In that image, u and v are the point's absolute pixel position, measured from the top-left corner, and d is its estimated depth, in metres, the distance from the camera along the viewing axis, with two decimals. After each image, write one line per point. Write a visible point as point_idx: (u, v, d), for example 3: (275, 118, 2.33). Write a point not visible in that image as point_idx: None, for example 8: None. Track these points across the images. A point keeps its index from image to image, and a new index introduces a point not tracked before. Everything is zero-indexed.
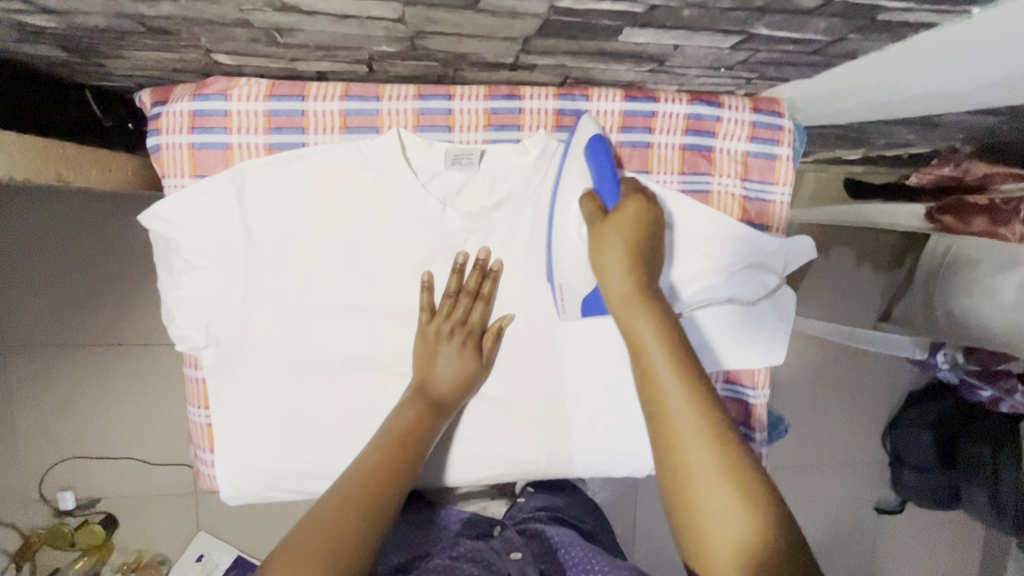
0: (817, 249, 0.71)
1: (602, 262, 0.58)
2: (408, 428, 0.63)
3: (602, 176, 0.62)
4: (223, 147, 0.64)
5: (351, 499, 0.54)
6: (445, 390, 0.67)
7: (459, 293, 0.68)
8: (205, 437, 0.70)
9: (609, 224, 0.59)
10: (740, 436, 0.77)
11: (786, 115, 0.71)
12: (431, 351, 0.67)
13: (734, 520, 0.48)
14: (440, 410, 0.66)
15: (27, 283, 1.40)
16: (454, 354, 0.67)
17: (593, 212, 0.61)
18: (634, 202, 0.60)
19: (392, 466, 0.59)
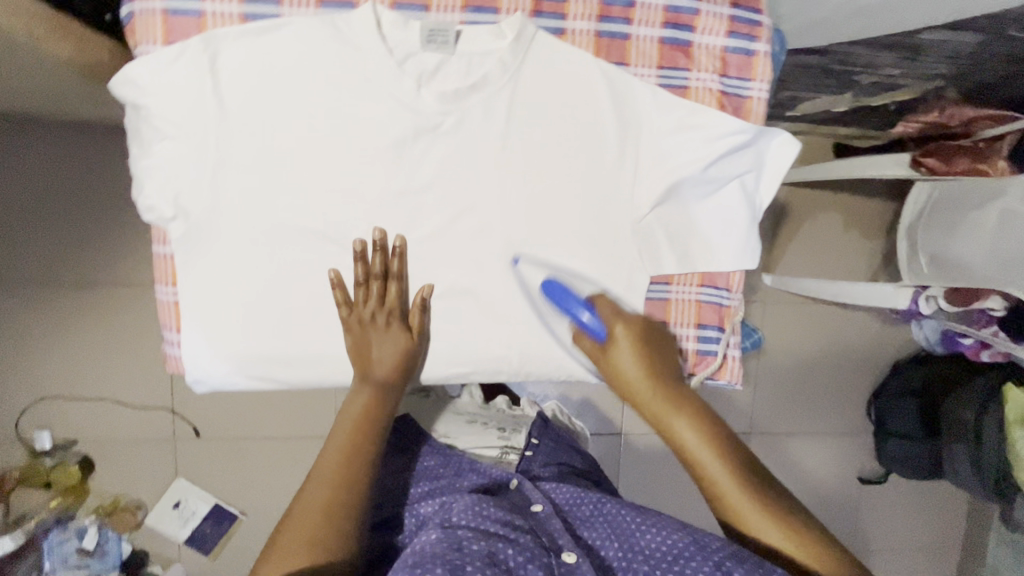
0: (799, 141, 0.72)
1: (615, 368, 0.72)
2: (361, 413, 0.72)
3: (579, 314, 0.71)
4: (196, 15, 0.63)
5: (320, 498, 0.67)
6: (385, 369, 0.72)
7: (369, 279, 0.69)
8: (173, 315, 0.69)
9: (610, 355, 0.72)
10: (716, 340, 0.77)
11: (765, 13, 0.71)
12: (363, 350, 0.71)
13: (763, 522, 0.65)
14: (385, 387, 0.73)
15: (9, 215, 1.39)
16: (386, 339, 0.71)
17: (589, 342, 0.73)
18: (620, 328, 0.71)
19: (348, 460, 0.70)
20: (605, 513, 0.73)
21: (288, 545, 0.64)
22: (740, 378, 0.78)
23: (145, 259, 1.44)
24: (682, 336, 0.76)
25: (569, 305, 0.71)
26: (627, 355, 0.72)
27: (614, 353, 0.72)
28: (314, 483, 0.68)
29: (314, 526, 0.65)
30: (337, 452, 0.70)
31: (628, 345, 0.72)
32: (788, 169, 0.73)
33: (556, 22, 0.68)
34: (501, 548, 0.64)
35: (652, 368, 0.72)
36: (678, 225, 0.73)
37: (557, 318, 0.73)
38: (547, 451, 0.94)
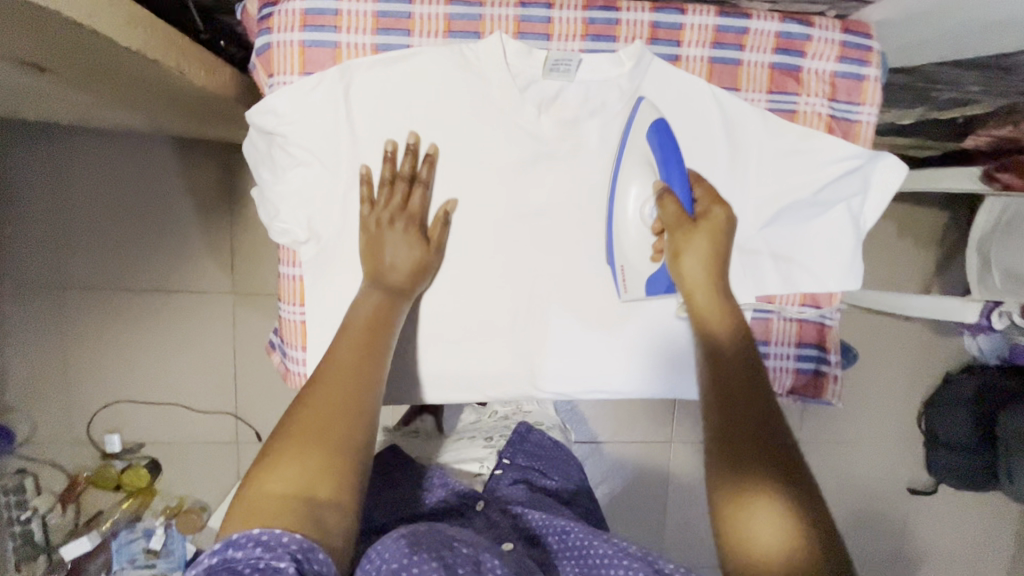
0: (906, 166, 0.72)
1: (684, 247, 0.66)
2: (367, 319, 0.65)
3: (672, 173, 0.68)
4: (333, 46, 0.66)
5: (320, 402, 0.58)
6: (399, 276, 0.68)
7: (395, 180, 0.68)
8: (298, 334, 0.74)
9: (694, 231, 0.67)
10: (815, 360, 0.78)
11: (876, 37, 0.72)
12: (381, 238, 0.68)
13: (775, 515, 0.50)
14: (397, 295, 0.68)
15: (84, 224, 1.43)
16: (398, 241, 0.68)
17: (676, 212, 0.67)
18: (717, 210, 0.68)
19: (362, 351, 0.62)
20: (573, 546, 0.67)
21: (291, 456, 0.54)
22: (841, 397, 0.79)
23: (212, 267, 1.48)
24: (783, 354, 0.78)
25: (674, 169, 0.68)
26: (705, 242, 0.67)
27: (681, 233, 0.67)
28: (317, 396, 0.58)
29: (326, 431, 0.56)
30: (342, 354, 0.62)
31: (709, 238, 0.67)
32: (896, 191, 0.73)
33: (671, 49, 0.70)
34: (487, 558, 0.56)
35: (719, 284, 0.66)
36: (781, 247, 0.75)
37: (646, 172, 0.69)
38: (517, 468, 0.89)
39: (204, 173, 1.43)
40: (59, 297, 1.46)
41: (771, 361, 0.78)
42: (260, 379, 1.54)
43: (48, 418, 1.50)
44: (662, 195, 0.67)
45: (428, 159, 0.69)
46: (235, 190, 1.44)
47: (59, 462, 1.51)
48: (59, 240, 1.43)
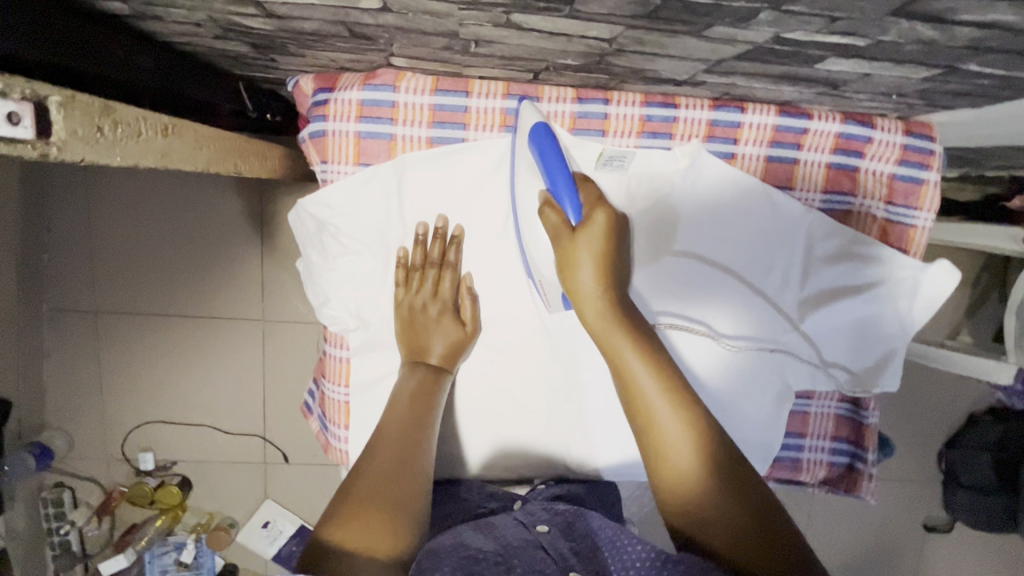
0: (960, 272, 0.71)
1: (570, 259, 0.61)
2: (413, 393, 0.65)
3: (557, 185, 0.62)
4: (388, 138, 0.68)
5: (393, 452, 0.58)
6: (437, 357, 0.69)
7: (424, 265, 0.70)
8: (342, 413, 0.75)
9: (580, 238, 0.62)
10: (850, 455, 0.78)
11: (938, 140, 0.71)
12: (416, 316, 0.70)
13: (684, 446, 0.51)
14: (439, 373, 0.69)
15: (119, 251, 1.46)
16: (437, 328, 0.70)
17: (557, 223, 0.62)
18: (601, 214, 0.63)
19: (414, 418, 0.63)
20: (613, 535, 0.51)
21: (362, 501, 0.52)
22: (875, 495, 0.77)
23: (242, 294, 1.50)
24: (819, 448, 0.79)
25: (551, 166, 0.62)
26: (589, 251, 0.61)
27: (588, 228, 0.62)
28: (386, 447, 0.59)
29: (400, 477, 0.56)
30: (401, 416, 0.63)
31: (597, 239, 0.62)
32: (946, 300, 0.72)
33: (727, 147, 0.70)
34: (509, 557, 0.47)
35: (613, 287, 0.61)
36: (824, 347, 0.75)
37: (532, 177, 0.66)
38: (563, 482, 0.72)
39: (235, 204, 1.44)
40: (96, 321, 1.49)
41: (806, 453, 0.79)
42: (287, 404, 1.57)
43: (85, 436, 1.55)
44: (545, 206, 0.63)
45: (455, 242, 0.71)
46: (266, 220, 1.45)
47: (94, 477, 1.56)
48: (95, 266, 1.46)
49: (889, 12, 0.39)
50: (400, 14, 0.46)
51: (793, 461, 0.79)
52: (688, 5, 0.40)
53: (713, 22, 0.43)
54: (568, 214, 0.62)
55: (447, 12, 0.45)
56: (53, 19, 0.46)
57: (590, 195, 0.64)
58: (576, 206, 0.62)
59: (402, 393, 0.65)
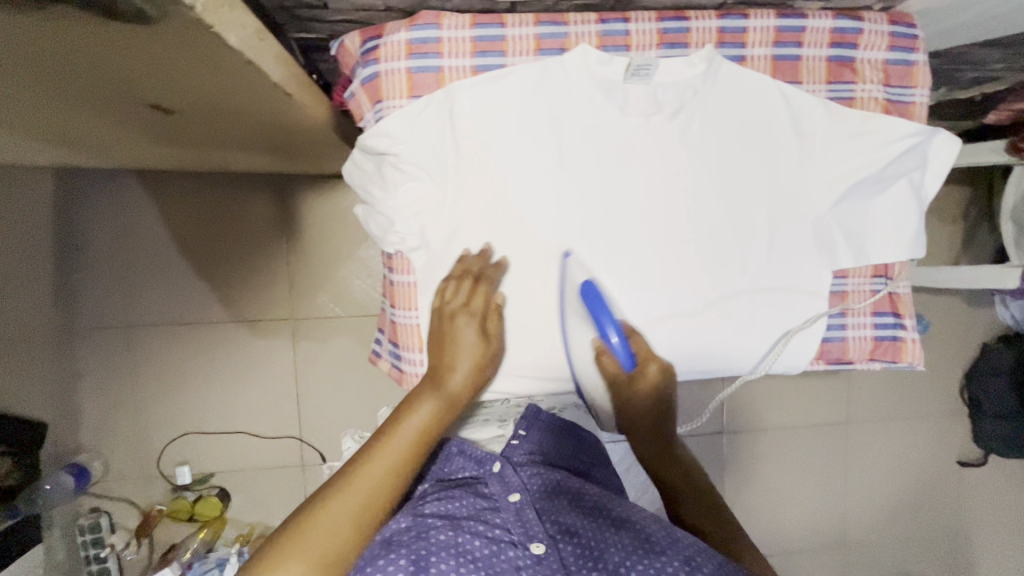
0: (961, 139, 0.78)
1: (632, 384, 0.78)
2: (422, 430, 0.69)
3: (605, 329, 0.73)
4: (436, 70, 0.72)
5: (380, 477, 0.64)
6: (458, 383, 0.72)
7: (462, 276, 0.73)
8: (414, 337, 0.77)
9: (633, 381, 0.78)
10: (893, 326, 0.83)
11: (919, 27, 0.78)
12: (454, 336, 0.72)
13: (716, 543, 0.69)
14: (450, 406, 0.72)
15: (146, 261, 1.48)
16: (461, 341, 0.72)
17: (613, 368, 0.76)
18: (653, 366, 0.77)
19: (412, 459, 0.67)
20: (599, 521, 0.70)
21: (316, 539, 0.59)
22: (922, 359, 0.83)
23: (271, 295, 1.53)
24: (861, 325, 0.83)
25: (604, 322, 0.73)
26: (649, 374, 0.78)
27: (643, 381, 0.78)
28: (371, 478, 0.64)
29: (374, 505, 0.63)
30: (405, 453, 0.67)
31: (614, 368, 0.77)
32: (952, 167, 0.79)
33: (737, 51, 0.76)
34: (465, 539, 0.64)
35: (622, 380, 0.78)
36: (854, 223, 0.80)
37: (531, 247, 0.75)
38: (534, 439, 0.85)
39: (259, 206, 1.50)
40: (127, 335, 1.50)
41: (851, 331, 0.83)
42: (321, 403, 1.58)
43: (121, 455, 1.52)
44: (600, 352, 0.76)
45: (494, 268, 0.74)
46: (290, 219, 1.50)
47: (131, 498, 1.53)
48: (127, 278, 1.48)
49: None
50: None
51: (840, 341, 0.83)
52: None
53: None
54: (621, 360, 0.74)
55: None
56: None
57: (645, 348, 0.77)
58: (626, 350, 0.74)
59: (412, 432, 0.69)
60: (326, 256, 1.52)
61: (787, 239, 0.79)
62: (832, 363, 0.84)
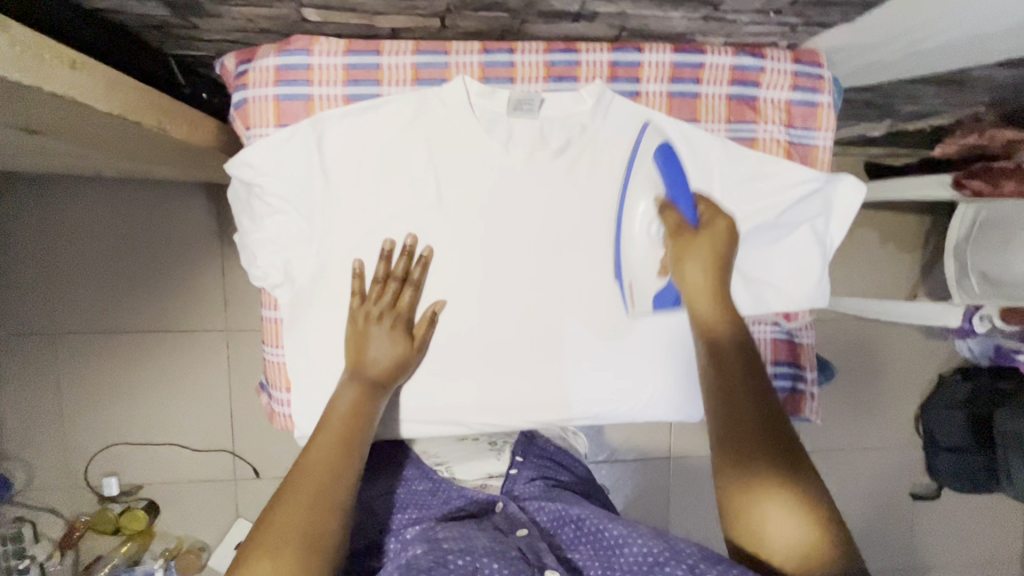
0: (866, 183, 0.75)
1: (686, 252, 0.71)
2: (348, 413, 0.65)
3: (676, 190, 0.72)
4: (305, 99, 0.69)
5: (336, 433, 0.64)
6: (379, 370, 0.69)
7: (387, 279, 0.70)
8: (280, 375, 0.75)
9: (700, 239, 0.71)
10: (792, 378, 0.79)
11: (826, 66, 0.75)
12: (362, 334, 0.69)
13: (792, 521, 0.54)
14: (374, 389, 0.68)
15: (76, 267, 1.45)
16: (382, 341, 0.69)
17: (678, 223, 0.72)
18: (721, 221, 0.72)
19: (342, 442, 0.63)
20: (589, 532, 0.65)
21: (272, 542, 0.55)
22: (819, 414, 0.79)
23: (204, 306, 1.49)
24: None
25: (680, 181, 0.72)
26: (699, 262, 0.71)
27: (709, 232, 0.72)
28: (311, 465, 0.61)
29: (323, 484, 0.59)
30: (334, 435, 0.64)
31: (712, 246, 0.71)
32: (857, 213, 0.76)
33: (631, 86, 0.73)
34: (484, 564, 0.58)
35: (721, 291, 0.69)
36: (754, 268, 0.76)
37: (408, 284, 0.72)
38: (534, 467, 0.83)
39: (195, 215, 1.46)
40: (58, 343, 1.47)
41: None
42: (256, 416, 1.54)
43: (47, 464, 1.49)
44: (664, 210, 0.72)
45: (420, 261, 0.71)
46: (226, 229, 1.47)
47: (56, 508, 1.50)
48: (56, 283, 1.44)
49: None
50: None
51: None
52: None
53: None
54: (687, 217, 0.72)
55: None
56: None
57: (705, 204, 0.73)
58: (692, 208, 0.72)
59: (336, 416, 0.65)
60: None
61: None
62: None
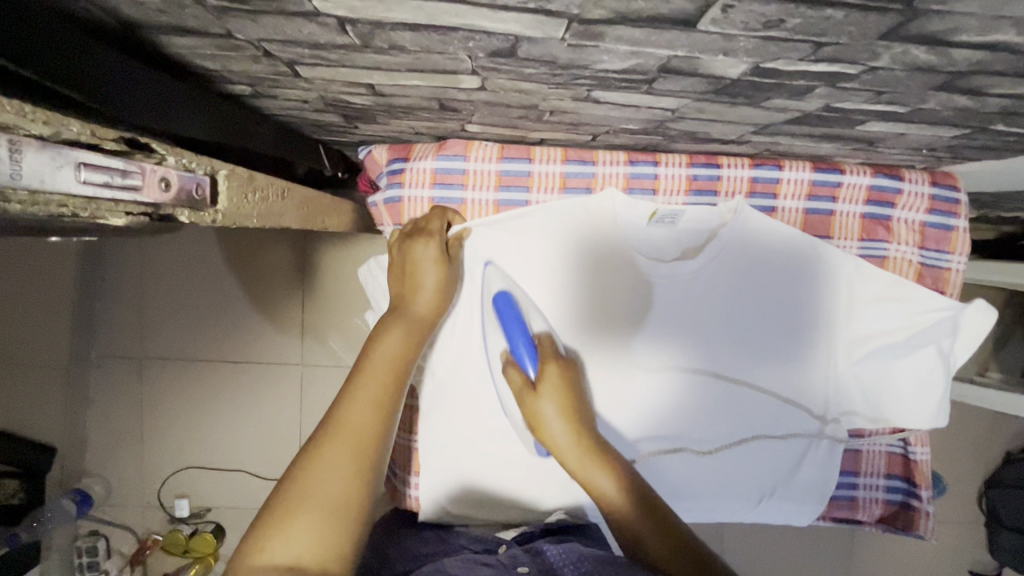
0: (998, 310, 0.74)
1: (537, 415, 0.68)
2: (395, 354, 0.62)
3: (518, 348, 0.70)
4: (460, 201, 0.73)
5: (379, 387, 0.59)
6: (426, 305, 0.68)
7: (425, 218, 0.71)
8: (412, 460, 0.79)
9: (541, 393, 0.68)
10: (904, 493, 0.81)
11: (962, 189, 0.75)
12: (411, 264, 0.68)
13: (614, 490, 0.64)
14: (419, 325, 0.66)
15: (168, 294, 1.49)
16: (427, 266, 0.68)
17: (520, 382, 0.70)
18: (552, 368, 0.70)
19: (385, 393, 0.59)
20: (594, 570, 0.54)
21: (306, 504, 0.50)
22: (935, 533, 0.79)
23: (281, 341, 1.51)
24: (872, 486, 0.81)
25: (515, 336, 0.70)
26: (553, 403, 0.68)
27: (545, 386, 0.69)
28: (346, 417, 0.56)
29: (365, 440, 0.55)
30: (378, 384, 0.59)
31: (556, 387, 0.69)
32: (985, 338, 0.75)
33: (768, 202, 0.74)
34: None
35: (578, 423, 0.68)
36: (875, 385, 0.77)
37: None
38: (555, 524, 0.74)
39: (281, 253, 1.48)
40: (141, 365, 1.51)
41: (861, 491, 0.81)
42: None
43: (123, 481, 1.52)
44: (509, 366, 0.71)
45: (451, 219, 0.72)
46: (309, 268, 1.49)
47: (127, 524, 1.52)
48: (148, 309, 1.50)
49: (934, 88, 0.44)
50: (494, 91, 0.53)
51: (849, 499, 0.81)
52: (754, 85, 0.46)
53: (773, 95, 0.49)
54: (526, 369, 0.70)
55: (537, 89, 0.51)
56: (206, 102, 0.54)
57: (546, 347, 0.71)
58: (532, 357, 0.70)
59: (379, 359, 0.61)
60: (341, 307, 1.50)
61: (801, 396, 0.77)
62: (839, 520, 0.82)
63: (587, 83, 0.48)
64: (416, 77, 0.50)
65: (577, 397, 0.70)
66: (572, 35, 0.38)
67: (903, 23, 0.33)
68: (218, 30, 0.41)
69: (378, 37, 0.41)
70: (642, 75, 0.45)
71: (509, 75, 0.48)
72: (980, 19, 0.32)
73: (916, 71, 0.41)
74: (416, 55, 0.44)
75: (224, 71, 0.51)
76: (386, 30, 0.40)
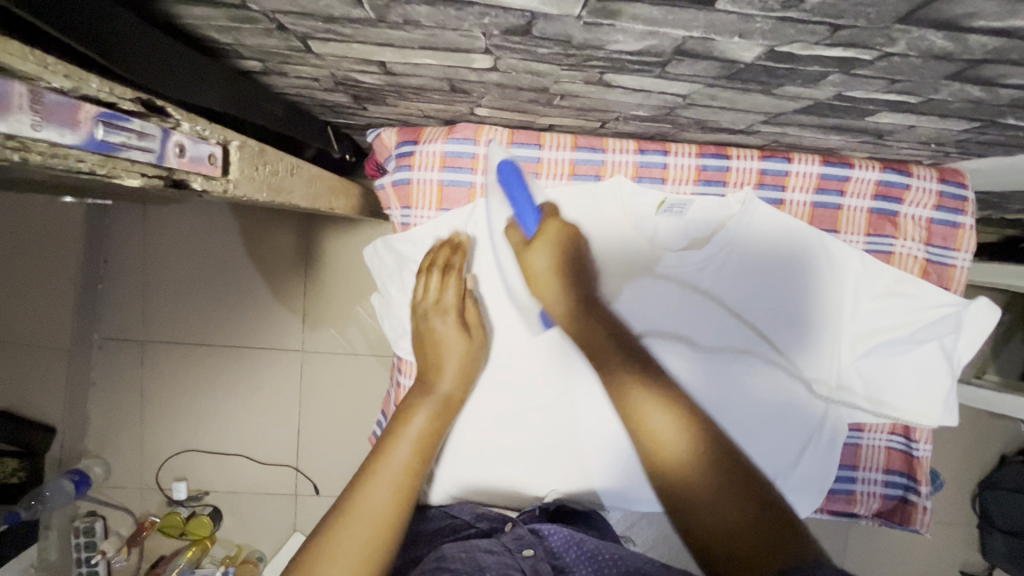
0: (1001, 309, 0.75)
1: (528, 269, 0.69)
2: (419, 436, 0.66)
3: (519, 207, 0.69)
4: (468, 185, 0.74)
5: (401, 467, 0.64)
6: (450, 384, 0.70)
7: (433, 268, 0.73)
8: None
9: (535, 247, 0.68)
10: (903, 488, 0.81)
11: (970, 186, 0.75)
12: (431, 339, 0.71)
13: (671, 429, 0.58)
14: (446, 407, 0.69)
15: (171, 278, 1.50)
16: (448, 343, 0.70)
17: (517, 240, 0.70)
18: (553, 224, 0.69)
19: (408, 473, 0.64)
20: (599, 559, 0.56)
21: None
22: (930, 528, 0.80)
23: (281, 327, 1.51)
24: (871, 480, 0.81)
25: (517, 195, 0.69)
26: (546, 257, 0.68)
27: (543, 242, 0.68)
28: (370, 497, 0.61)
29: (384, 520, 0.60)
30: (401, 465, 0.64)
31: (557, 243, 0.68)
32: (989, 335, 0.76)
33: (776, 194, 0.74)
34: None
35: (569, 278, 0.68)
36: (878, 379, 0.77)
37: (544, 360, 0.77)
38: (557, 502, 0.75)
39: (283, 239, 1.48)
40: (143, 348, 1.51)
41: (859, 485, 0.81)
42: (319, 431, 1.53)
43: (123, 463, 1.53)
44: (509, 228, 0.71)
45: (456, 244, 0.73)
46: (311, 255, 1.49)
47: (126, 505, 1.52)
48: (151, 292, 1.50)
49: (946, 77, 0.44)
50: (506, 72, 0.53)
51: (847, 493, 0.82)
52: (767, 70, 0.46)
53: (786, 82, 0.49)
54: (525, 227, 0.69)
55: (549, 71, 0.51)
56: (222, 79, 0.54)
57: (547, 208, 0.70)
58: (535, 218, 0.69)
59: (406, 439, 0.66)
60: (343, 295, 1.50)
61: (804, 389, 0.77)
62: (837, 514, 0.83)
63: (600, 65, 0.48)
64: (429, 55, 0.50)
65: (570, 247, 0.69)
66: (589, 12, 0.38)
67: (921, 5, 0.33)
68: (233, 0, 0.41)
69: (394, 10, 0.41)
70: (655, 57, 0.45)
71: (522, 55, 0.48)
72: (999, 2, 0.32)
73: (930, 58, 0.41)
74: (431, 31, 0.44)
75: (237, 45, 0.51)
76: (402, 4, 0.40)
